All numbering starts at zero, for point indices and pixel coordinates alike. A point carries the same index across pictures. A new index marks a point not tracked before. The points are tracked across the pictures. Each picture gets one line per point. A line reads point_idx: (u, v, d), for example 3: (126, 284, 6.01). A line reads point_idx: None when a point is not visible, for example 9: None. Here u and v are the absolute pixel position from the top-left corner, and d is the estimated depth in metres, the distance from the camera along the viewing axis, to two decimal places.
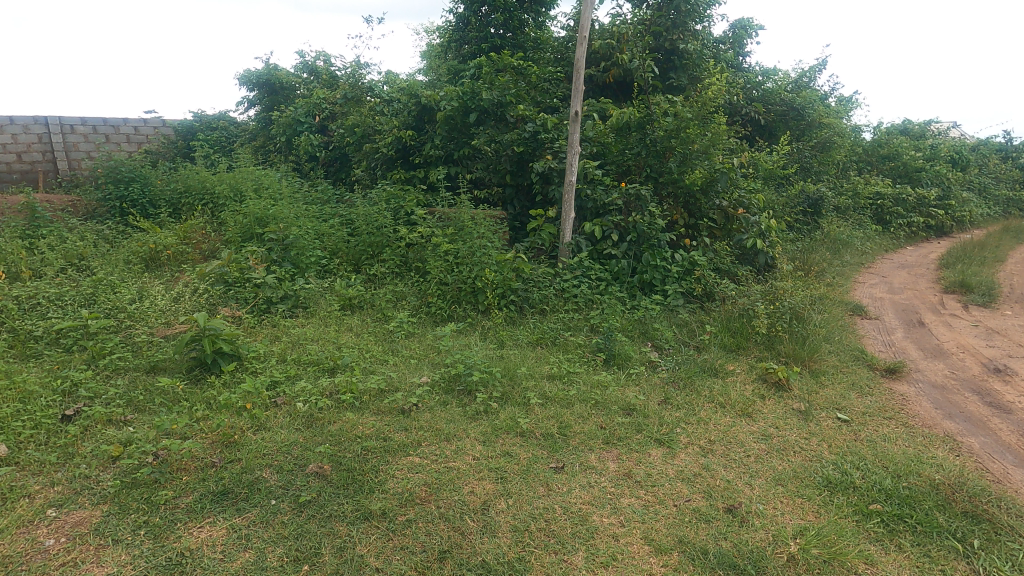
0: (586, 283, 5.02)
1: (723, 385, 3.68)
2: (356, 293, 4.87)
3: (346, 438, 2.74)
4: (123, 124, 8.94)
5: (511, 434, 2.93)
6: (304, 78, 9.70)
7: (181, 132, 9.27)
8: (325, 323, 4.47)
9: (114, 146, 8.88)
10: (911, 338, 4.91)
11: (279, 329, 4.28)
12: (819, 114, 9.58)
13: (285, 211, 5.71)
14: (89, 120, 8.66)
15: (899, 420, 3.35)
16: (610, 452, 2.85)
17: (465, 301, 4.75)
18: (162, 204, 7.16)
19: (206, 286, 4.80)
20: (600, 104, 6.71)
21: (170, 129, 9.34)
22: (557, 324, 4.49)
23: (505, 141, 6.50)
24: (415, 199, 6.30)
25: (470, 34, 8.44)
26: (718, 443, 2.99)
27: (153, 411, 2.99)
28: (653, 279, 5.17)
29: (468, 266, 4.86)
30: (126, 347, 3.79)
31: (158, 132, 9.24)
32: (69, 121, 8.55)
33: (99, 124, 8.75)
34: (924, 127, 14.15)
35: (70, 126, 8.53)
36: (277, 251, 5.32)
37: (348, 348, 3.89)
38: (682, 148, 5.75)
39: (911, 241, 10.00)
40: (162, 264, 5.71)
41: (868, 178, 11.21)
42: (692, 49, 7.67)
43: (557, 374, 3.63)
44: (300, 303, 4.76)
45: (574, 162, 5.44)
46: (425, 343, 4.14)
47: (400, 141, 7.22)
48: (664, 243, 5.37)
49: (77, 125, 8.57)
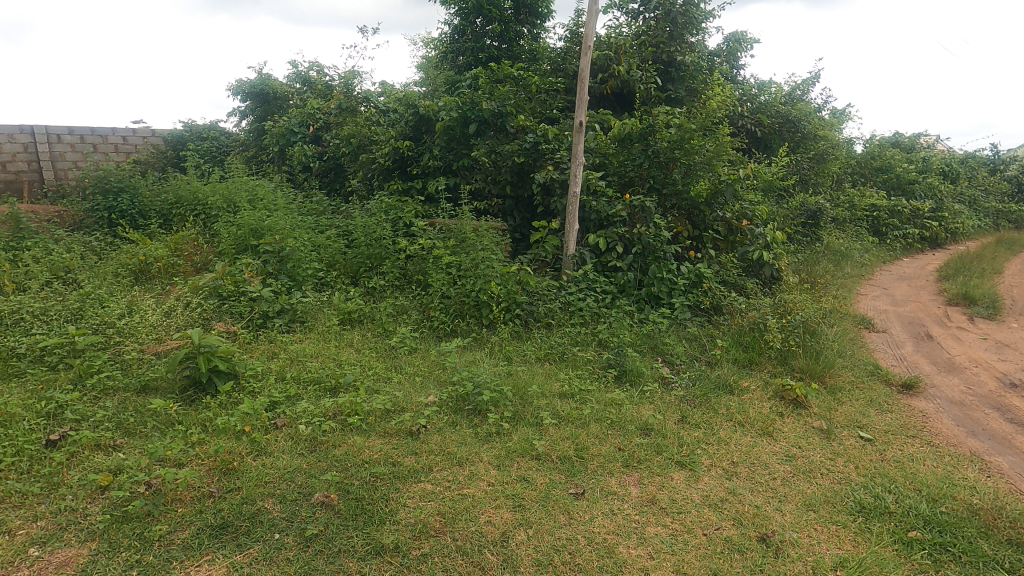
0: (592, 296, 4.90)
1: (740, 403, 3.56)
2: (355, 306, 4.73)
3: (353, 464, 2.58)
4: (112, 133, 8.81)
5: (526, 457, 2.79)
6: (298, 88, 9.63)
7: (171, 142, 9.17)
8: (324, 338, 4.32)
9: (102, 156, 8.73)
10: (921, 352, 4.83)
11: (276, 345, 4.12)
12: (814, 126, 9.62)
13: (281, 223, 5.59)
14: (77, 129, 8.52)
15: (924, 438, 3.24)
16: (630, 476, 2.71)
17: (469, 315, 4.61)
18: (152, 214, 6.99)
19: (199, 299, 4.65)
20: (600, 115, 6.65)
21: (160, 139, 9.23)
22: (564, 339, 4.36)
23: (505, 151, 6.41)
24: (414, 211, 6.17)
25: (466, 45, 8.41)
26: (741, 465, 2.87)
27: (145, 435, 2.81)
28: (660, 292, 5.04)
29: (471, 278, 4.72)
30: (115, 365, 3.62)
31: (148, 141, 9.13)
32: (57, 130, 8.35)
33: (88, 134, 8.56)
34: (914, 140, 14.31)
35: (58, 135, 8.32)
36: (273, 263, 5.20)
37: (350, 365, 3.75)
38: (685, 159, 5.68)
39: (907, 253, 10.03)
40: (152, 277, 5.54)
41: (862, 189, 11.27)
42: (690, 61, 7.65)
43: (569, 393, 3.50)
44: (297, 317, 4.63)
45: (577, 172, 5.35)
46: (429, 360, 4.00)
47: (397, 151, 7.10)
48: (669, 255, 5.27)
49: (64, 134, 8.40)
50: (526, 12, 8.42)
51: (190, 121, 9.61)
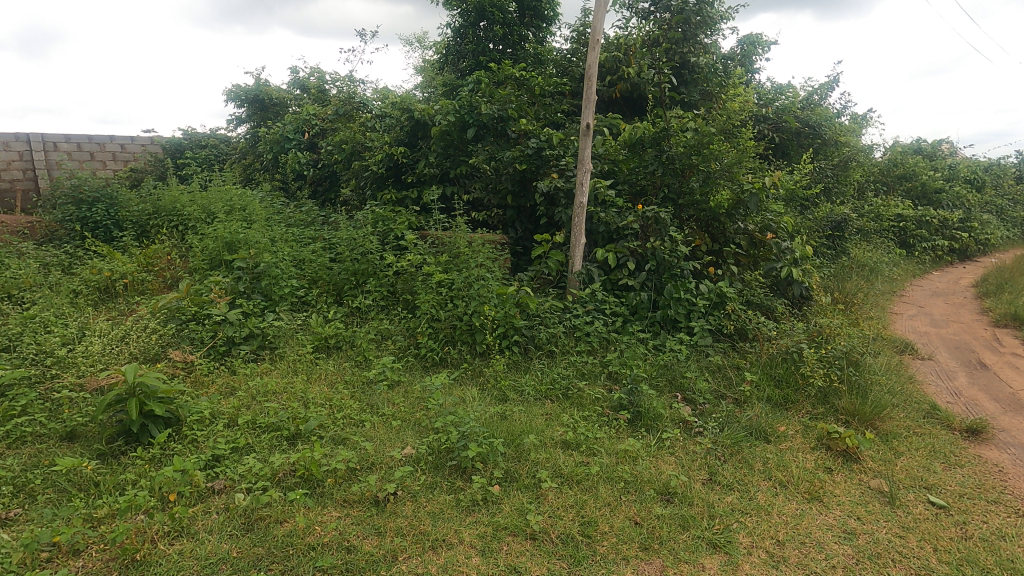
0: (600, 320, 4.34)
1: (778, 454, 2.98)
2: (332, 330, 4.20)
3: (297, 551, 2.03)
4: (109, 141, 8.49)
5: (519, 537, 2.22)
6: (296, 94, 9.22)
7: (169, 149, 8.83)
8: (295, 369, 3.80)
9: (98, 164, 8.40)
10: (978, 386, 4.21)
11: (236, 378, 3.59)
12: (836, 132, 9.04)
13: (258, 236, 5.12)
14: (73, 137, 8.18)
15: (1009, 505, 2.65)
16: (651, 564, 2.14)
17: (461, 342, 4.07)
18: (128, 225, 6.51)
19: (158, 323, 4.15)
20: (609, 119, 6.14)
21: (158, 147, 8.88)
22: (568, 371, 3.81)
23: (505, 158, 5.87)
24: (406, 222, 5.66)
25: (467, 48, 7.92)
26: (790, 545, 2.29)
27: (48, 503, 2.29)
28: (678, 315, 4.46)
29: (463, 300, 4.17)
30: (43, 405, 3.11)
31: (146, 150, 8.78)
32: (52, 138, 7.99)
33: (85, 142, 8.22)
34: (937, 147, 13.71)
35: (54, 143, 7.98)
36: (245, 281, 4.69)
37: (318, 406, 3.22)
38: (704, 166, 5.12)
39: (935, 266, 9.41)
40: (118, 295, 5.06)
41: (887, 198, 10.65)
42: (705, 62, 7.11)
43: (573, 442, 2.95)
44: (267, 344, 4.11)
45: (584, 179, 4.81)
46: (411, 397, 3.46)
47: (391, 158, 6.58)
48: (687, 273, 4.70)
49: (60, 142, 8.05)
50: (530, 15, 7.96)
51: (190, 127, 9.26)
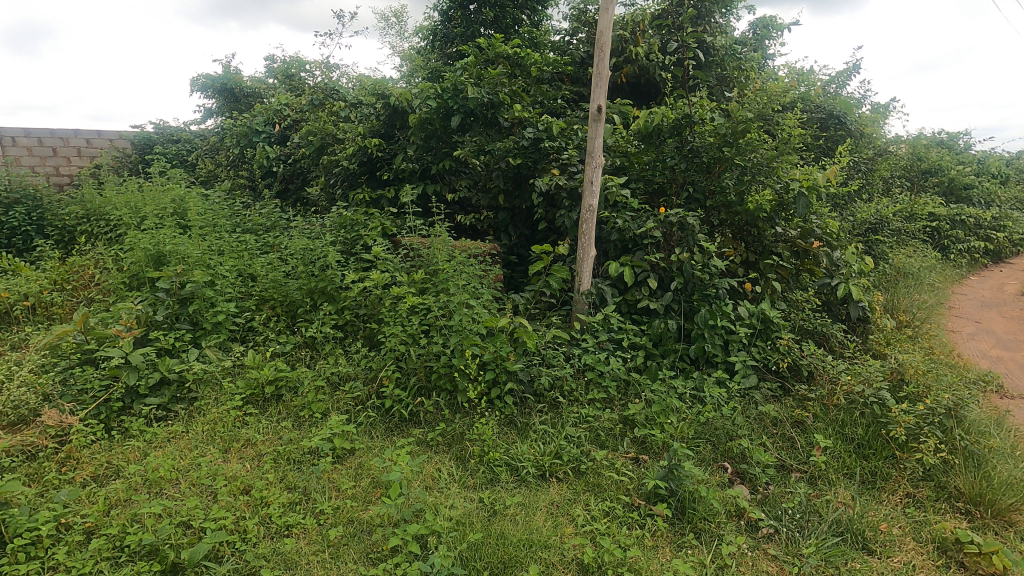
0: (616, 357, 3.39)
1: None
2: (273, 372, 3.22)
3: None
4: (73, 136, 7.35)
5: None
6: (270, 82, 8.21)
7: (138, 145, 7.81)
8: (214, 432, 2.83)
9: (62, 162, 7.28)
10: None
11: (126, 455, 2.62)
12: (864, 124, 8.13)
13: (190, 245, 4.12)
14: (33, 131, 7.08)
15: None
16: None
17: (438, 390, 3.11)
18: (53, 231, 5.50)
19: (40, 368, 3.17)
20: (619, 104, 5.18)
21: (128, 142, 7.86)
22: (579, 432, 2.86)
23: (497, 151, 4.89)
24: (379, 228, 4.70)
25: (454, 30, 6.92)
26: None
27: None
28: (714, 350, 3.49)
29: (442, 333, 3.20)
30: None
31: (114, 145, 7.73)
32: (10, 132, 6.94)
33: (45, 136, 7.10)
34: (959, 140, 12.78)
35: (11, 137, 6.91)
36: (168, 305, 3.70)
37: (228, 502, 2.25)
38: (739, 160, 4.16)
39: (973, 270, 8.49)
40: (17, 322, 4.07)
41: (915, 195, 9.74)
42: (721, 43, 5.97)
43: (596, 566, 2.01)
44: (185, 394, 3.14)
45: (594, 175, 3.85)
46: (366, 479, 2.50)
47: (364, 151, 5.56)
48: (723, 293, 3.75)
49: (18, 136, 6.97)
50: None
51: (160, 120, 8.26)
